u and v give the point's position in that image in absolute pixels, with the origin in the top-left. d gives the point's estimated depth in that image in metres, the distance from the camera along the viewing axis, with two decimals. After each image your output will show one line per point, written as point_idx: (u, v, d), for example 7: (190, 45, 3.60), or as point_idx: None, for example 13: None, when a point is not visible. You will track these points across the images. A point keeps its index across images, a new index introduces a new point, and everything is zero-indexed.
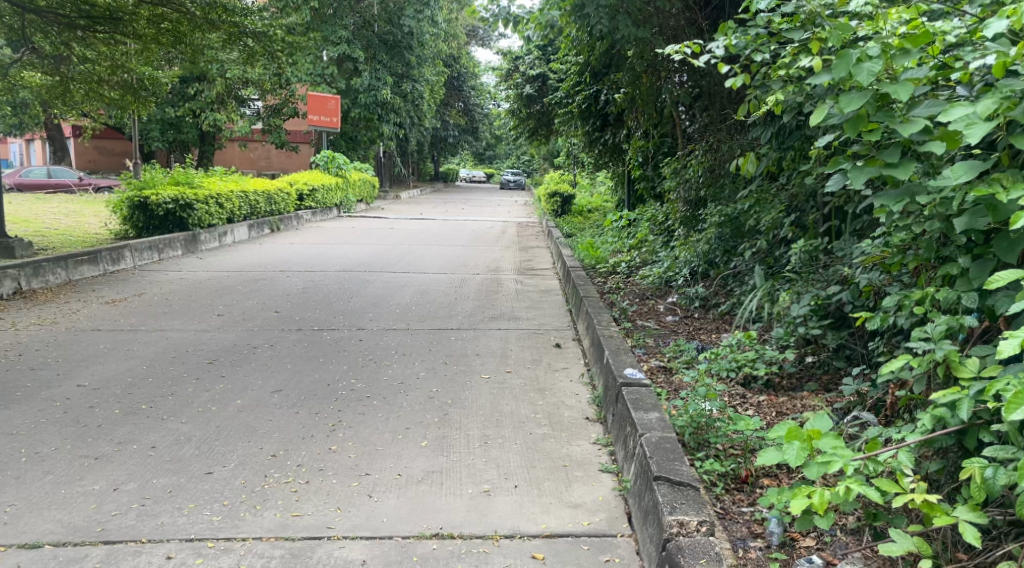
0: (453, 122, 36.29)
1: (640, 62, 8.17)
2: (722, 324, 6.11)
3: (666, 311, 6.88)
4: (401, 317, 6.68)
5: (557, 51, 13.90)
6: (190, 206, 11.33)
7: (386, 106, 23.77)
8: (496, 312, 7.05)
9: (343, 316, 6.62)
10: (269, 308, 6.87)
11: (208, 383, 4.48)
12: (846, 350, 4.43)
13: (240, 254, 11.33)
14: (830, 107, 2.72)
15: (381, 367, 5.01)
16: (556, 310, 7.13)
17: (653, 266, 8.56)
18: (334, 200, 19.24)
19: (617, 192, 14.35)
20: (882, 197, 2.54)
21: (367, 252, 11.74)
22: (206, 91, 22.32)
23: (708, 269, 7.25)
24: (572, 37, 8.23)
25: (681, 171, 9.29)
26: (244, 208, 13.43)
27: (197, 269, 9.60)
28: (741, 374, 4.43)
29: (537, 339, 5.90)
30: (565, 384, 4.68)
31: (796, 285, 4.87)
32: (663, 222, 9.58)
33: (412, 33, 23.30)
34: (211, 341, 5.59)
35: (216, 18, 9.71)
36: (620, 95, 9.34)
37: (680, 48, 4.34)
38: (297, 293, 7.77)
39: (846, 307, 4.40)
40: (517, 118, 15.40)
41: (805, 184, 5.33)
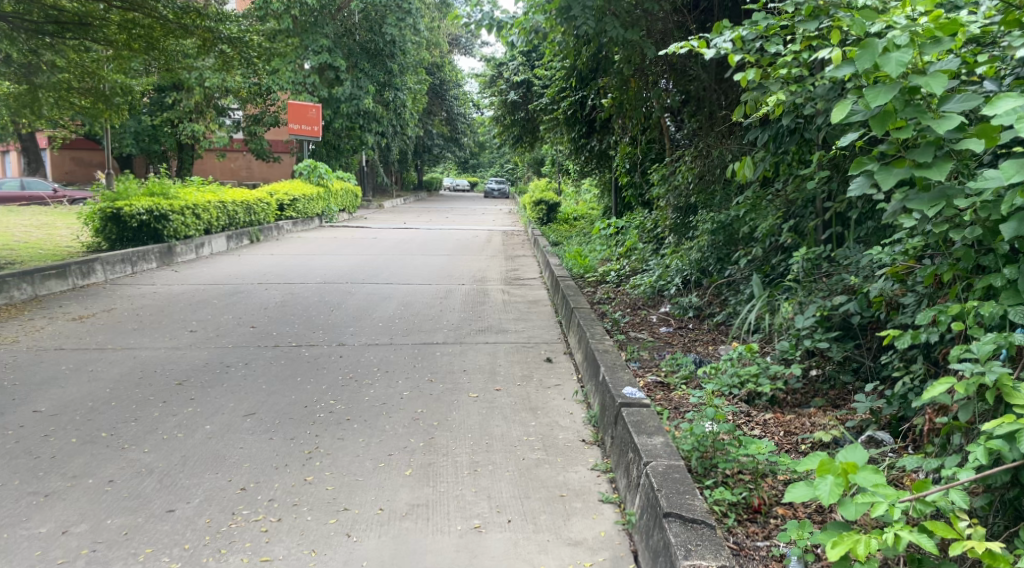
0: (436, 131, 36.05)
1: (628, 66, 7.98)
2: (718, 335, 5.89)
3: (659, 322, 6.65)
4: (384, 331, 6.40)
5: (541, 57, 13.70)
6: (166, 217, 10.98)
7: (368, 115, 23.49)
8: (483, 324, 6.79)
9: (323, 331, 6.34)
10: (245, 323, 6.58)
11: (175, 407, 4.19)
12: (852, 363, 4.18)
13: (217, 266, 10.99)
14: (851, 102, 2.50)
15: (362, 387, 4.72)
16: (545, 322, 6.88)
17: (643, 275, 8.35)
18: (315, 209, 18.92)
19: (604, 199, 14.13)
20: (915, 201, 2.33)
21: (350, 263, 11.46)
22: (184, 100, 21.95)
23: (701, 278, 7.02)
24: (557, 42, 8.02)
25: (670, 177, 9.08)
26: (222, 219, 13.12)
27: (171, 283, 9.28)
28: (744, 391, 4.18)
29: (526, 353, 5.64)
30: (558, 402, 4.41)
31: (798, 294, 4.64)
32: (652, 229, 9.35)
33: (393, 41, 22.98)
34: (181, 361, 5.29)
35: (190, 22, 9.52)
36: (608, 100, 9.13)
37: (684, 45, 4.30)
38: (276, 306, 7.48)
39: (853, 318, 4.15)
40: (501, 125, 15.18)
41: (805, 188, 5.11)
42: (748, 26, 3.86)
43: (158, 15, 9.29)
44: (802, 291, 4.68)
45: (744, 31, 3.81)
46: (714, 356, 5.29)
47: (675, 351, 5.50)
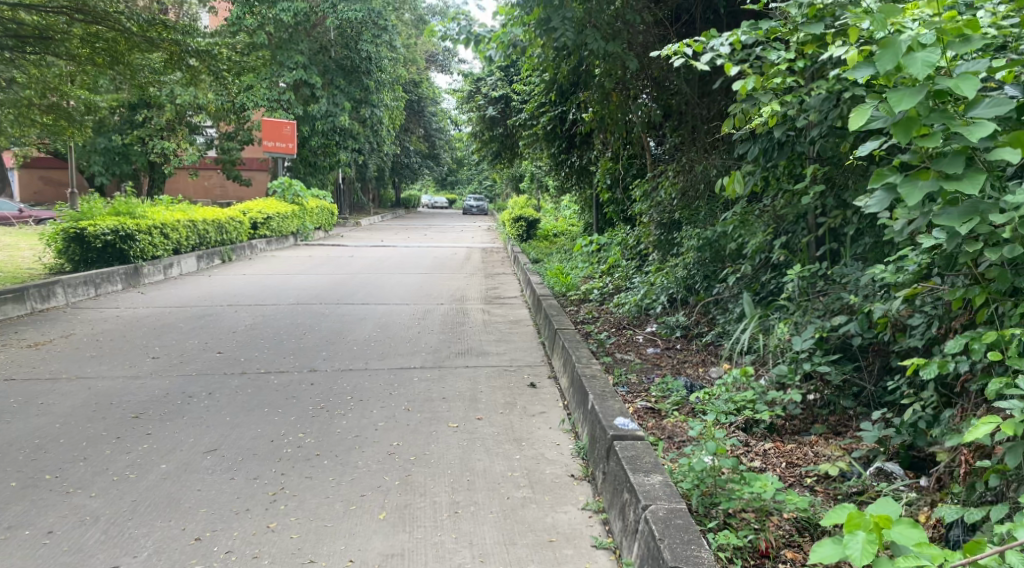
0: (413, 149, 35.81)
1: (609, 79, 7.82)
2: (707, 356, 5.68)
3: (646, 342, 6.41)
4: (359, 355, 6.12)
5: (519, 72, 13.53)
6: (132, 236, 10.68)
7: (344, 132, 23.27)
8: (463, 346, 6.52)
9: (294, 356, 6.05)
10: (211, 348, 6.29)
11: (129, 444, 3.89)
12: (853, 386, 3.95)
13: (186, 287, 10.66)
14: (871, 106, 2.37)
15: (334, 418, 4.43)
16: (527, 343, 6.63)
17: (627, 292, 8.15)
18: (290, 228, 18.60)
19: (584, 216, 13.96)
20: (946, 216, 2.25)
21: (325, 283, 11.16)
22: (156, 118, 21.58)
23: (689, 296, 6.82)
24: (536, 55, 7.83)
25: (653, 193, 8.90)
26: (193, 238, 12.80)
27: (137, 306, 8.96)
28: (742, 418, 3.93)
29: (509, 378, 5.38)
30: (543, 432, 4.14)
31: (793, 315, 4.42)
32: (635, 246, 9.19)
33: (370, 58, 22.71)
34: (140, 391, 4.99)
35: (156, 35, 9.32)
36: (588, 115, 8.95)
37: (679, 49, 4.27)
38: (245, 330, 7.18)
39: (853, 340, 3.92)
40: (480, 141, 15.01)
41: (797, 203, 4.92)
42: (747, 29, 3.84)
43: (122, 28, 9.07)
44: (798, 310, 4.44)
45: (743, 36, 3.80)
46: (706, 379, 5.08)
47: (664, 374, 5.28)
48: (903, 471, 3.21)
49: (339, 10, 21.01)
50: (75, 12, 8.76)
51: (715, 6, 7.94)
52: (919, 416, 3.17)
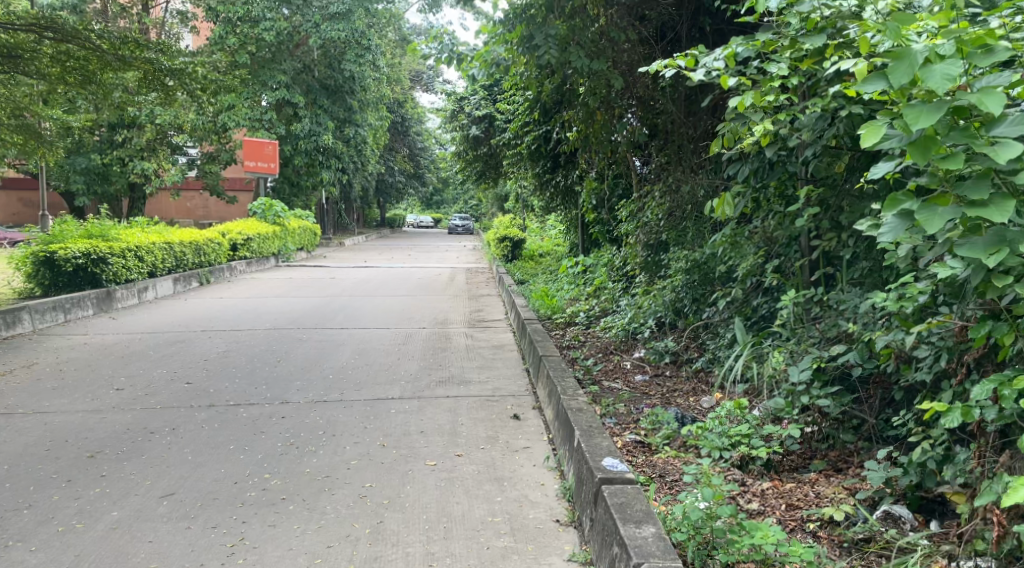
0: (399, 169, 35.65)
1: (593, 98, 7.65)
2: (698, 385, 5.47)
3: (634, 368, 6.19)
4: (335, 385, 5.86)
5: (504, 91, 13.39)
6: (105, 259, 10.39)
7: (328, 152, 23.08)
8: (445, 374, 6.27)
9: (267, 386, 5.79)
10: (180, 378, 6.02)
11: (80, 489, 3.66)
12: (852, 419, 3.75)
13: (161, 312, 10.38)
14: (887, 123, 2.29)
15: (304, 455, 4.18)
16: (511, 370, 6.39)
17: (614, 316, 7.96)
18: (271, 249, 18.32)
19: (569, 236, 13.78)
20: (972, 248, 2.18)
21: (305, 306, 10.90)
22: (136, 138, 21.26)
23: (678, 320, 6.62)
24: (519, 74, 7.66)
25: (639, 213, 8.71)
26: (169, 260, 12.50)
27: (107, 333, 8.68)
28: (736, 455, 3.70)
29: (491, 408, 5.15)
30: (527, 470, 3.90)
31: (787, 342, 4.22)
32: (621, 267, 9.00)
33: (353, 78, 22.53)
34: (100, 427, 4.73)
35: (128, 54, 9.05)
36: (572, 134, 8.78)
37: (667, 62, 4.12)
38: (217, 358, 6.91)
39: (854, 370, 3.71)
40: (463, 160, 14.82)
41: (789, 226, 4.75)
42: (743, 41, 3.65)
43: (93, 46, 8.87)
44: (792, 338, 4.24)
45: (738, 48, 3.60)
46: (697, 410, 4.86)
47: (653, 404, 5.07)
48: (912, 514, 3.01)
49: (322, 30, 20.55)
50: (44, 30, 8.66)
51: (700, 23, 7.79)
52: (929, 455, 2.96)
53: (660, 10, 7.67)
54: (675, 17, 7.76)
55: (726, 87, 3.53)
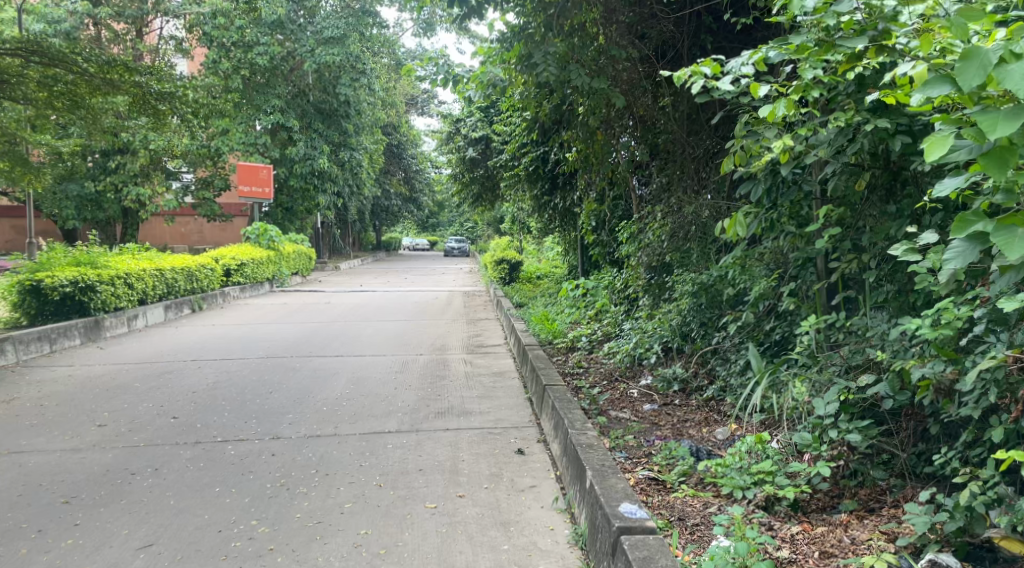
0: (395, 191, 35.49)
1: (594, 117, 7.47)
2: (710, 414, 5.21)
3: (641, 397, 5.90)
4: (329, 418, 5.59)
5: (501, 112, 13.22)
6: (93, 287, 10.13)
7: (323, 175, 22.91)
8: (443, 404, 5.99)
9: (257, 420, 5.53)
10: (165, 413, 5.74)
11: (50, 541, 3.40)
12: (882, 453, 3.51)
13: (150, 340, 10.11)
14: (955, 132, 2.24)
15: (295, 497, 3.91)
16: (514, 399, 6.12)
17: (617, 340, 7.71)
18: (265, 273, 18.05)
19: (568, 258, 13.52)
20: None
21: (300, 332, 10.63)
22: (129, 163, 21.00)
23: (687, 345, 6.37)
24: (517, 94, 7.48)
25: (641, 234, 8.49)
26: (160, 287, 12.23)
27: (94, 363, 8.41)
28: (762, 495, 3.44)
29: (493, 442, 4.87)
30: (534, 512, 3.65)
31: (808, 371, 3.98)
32: (623, 289, 8.76)
33: (348, 102, 22.42)
34: (78, 468, 4.47)
35: (116, 77, 8.82)
36: (572, 154, 8.57)
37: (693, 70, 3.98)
38: (206, 389, 6.65)
39: (884, 402, 3.48)
40: (460, 182, 14.61)
41: (806, 248, 4.53)
42: (776, 44, 3.55)
43: (81, 70, 8.67)
44: (814, 368, 3.98)
45: (769, 52, 3.52)
46: (711, 442, 4.61)
47: (665, 436, 4.80)
48: (959, 563, 2.75)
49: (316, 54, 20.18)
50: (30, 54, 8.43)
51: (703, 41, 7.59)
52: (977, 498, 2.74)
53: (662, 28, 7.49)
54: (678, 35, 7.55)
55: (760, 95, 3.41)
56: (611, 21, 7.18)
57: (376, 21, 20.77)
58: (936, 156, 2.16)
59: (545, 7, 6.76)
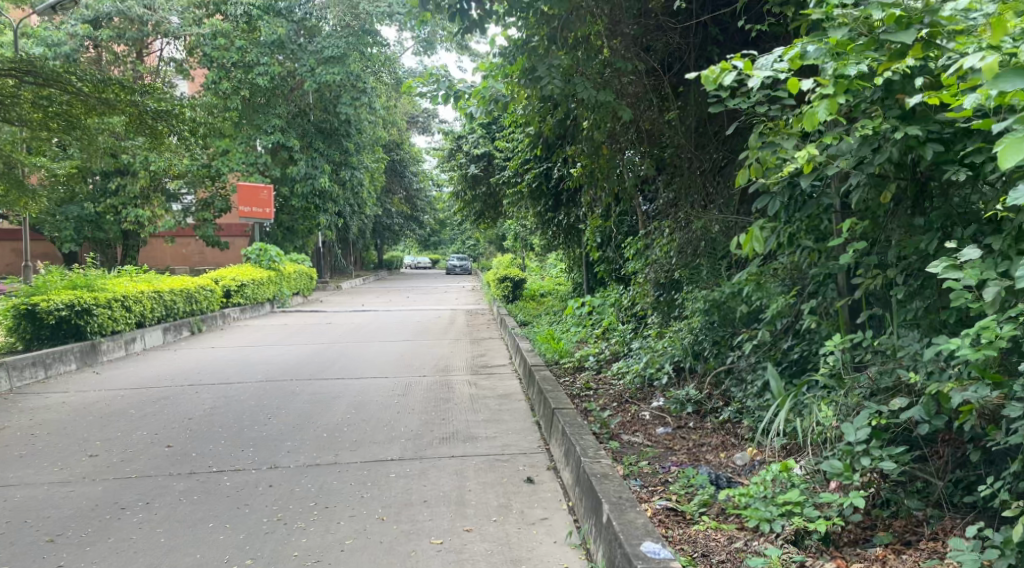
0: (396, 210, 35.39)
1: (599, 131, 7.31)
2: (727, 439, 5.00)
3: (654, 419, 5.69)
4: (330, 445, 5.38)
5: (503, 129, 13.10)
6: (89, 311, 9.96)
7: (324, 195, 22.82)
8: (448, 429, 5.78)
9: (255, 449, 5.32)
10: (159, 441, 5.54)
11: None
12: (915, 481, 3.30)
13: (148, 364, 9.92)
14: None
15: (293, 533, 3.72)
16: (521, 423, 5.91)
17: (625, 360, 7.51)
18: (266, 294, 17.87)
19: (572, 275, 13.34)
20: None
21: (300, 354, 10.43)
22: (129, 185, 20.89)
23: (699, 364, 6.17)
24: (520, 109, 7.33)
25: (647, 251, 8.31)
26: (159, 309, 12.04)
27: (89, 388, 8.22)
28: (791, 529, 3.22)
29: (501, 470, 4.65)
30: (546, 549, 3.45)
31: (833, 394, 3.78)
32: (631, 307, 8.57)
33: (349, 121, 22.36)
34: (66, 503, 4.28)
35: (111, 96, 8.70)
36: (577, 169, 8.40)
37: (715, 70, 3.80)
38: (203, 415, 6.44)
39: (919, 426, 3.27)
40: (461, 200, 14.48)
41: (826, 264, 4.34)
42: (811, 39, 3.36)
43: (76, 89, 8.57)
44: (840, 390, 3.78)
45: (806, 47, 3.33)
46: (731, 469, 4.40)
47: (682, 462, 4.59)
48: None
49: (316, 74, 20.01)
50: (24, 74, 8.34)
51: (710, 53, 7.38)
52: None
53: (669, 41, 7.32)
54: (686, 47, 7.36)
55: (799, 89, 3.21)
56: (615, 33, 7.03)
57: (376, 40, 20.65)
58: (1014, 160, 2.15)
59: (548, 20, 6.63)
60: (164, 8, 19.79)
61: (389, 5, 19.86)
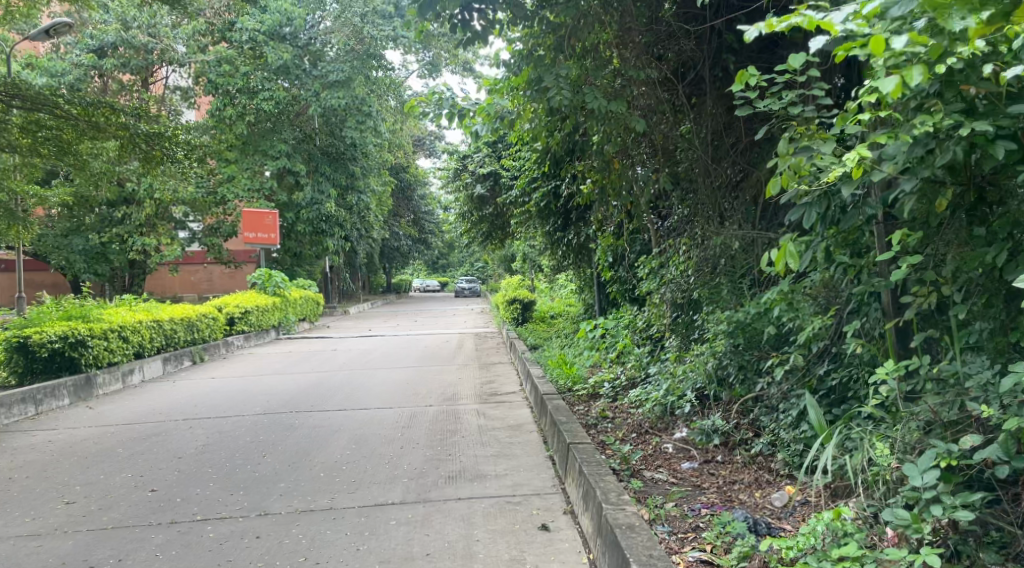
0: (404, 233, 35.17)
1: (609, 145, 6.93)
2: (761, 477, 4.55)
3: (677, 453, 5.26)
4: (326, 487, 4.97)
5: (510, 147, 12.78)
6: (84, 342, 9.57)
7: (330, 220, 22.58)
8: (454, 466, 5.34)
9: (245, 492, 4.93)
10: (143, 485, 5.15)
11: None
12: (989, 528, 2.85)
13: (144, 397, 9.54)
14: None
15: None
16: (533, 457, 5.49)
17: (643, 386, 7.09)
18: (271, 320, 17.53)
19: (583, 295, 12.95)
20: None
21: (303, 383, 10.05)
22: (134, 214, 20.63)
23: (724, 391, 5.73)
24: (526, 126, 6.98)
25: (662, 270, 7.91)
26: (158, 339, 11.68)
27: (81, 424, 7.86)
28: None
29: (513, 515, 4.23)
30: None
31: (888, 430, 3.36)
32: (647, 328, 8.16)
33: (354, 145, 22.17)
34: (31, 562, 3.92)
35: (101, 119, 8.41)
36: (586, 186, 8.03)
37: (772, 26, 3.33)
38: (193, 453, 6.06)
39: (997, 467, 2.84)
40: (469, 222, 14.15)
41: (869, 281, 3.91)
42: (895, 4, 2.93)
43: (64, 112, 8.32)
44: (895, 423, 3.37)
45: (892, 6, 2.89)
46: (769, 511, 3.99)
47: (714, 503, 4.18)
48: None
49: (322, 98, 19.77)
50: (11, 98, 8.12)
51: (725, 61, 6.89)
52: None
53: (682, 49, 6.94)
54: (700, 57, 6.96)
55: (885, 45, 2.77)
56: (626, 41, 6.63)
57: (381, 64, 20.29)
58: None
59: (554, 28, 6.28)
60: (169, 35, 19.51)
61: (393, 28, 19.60)
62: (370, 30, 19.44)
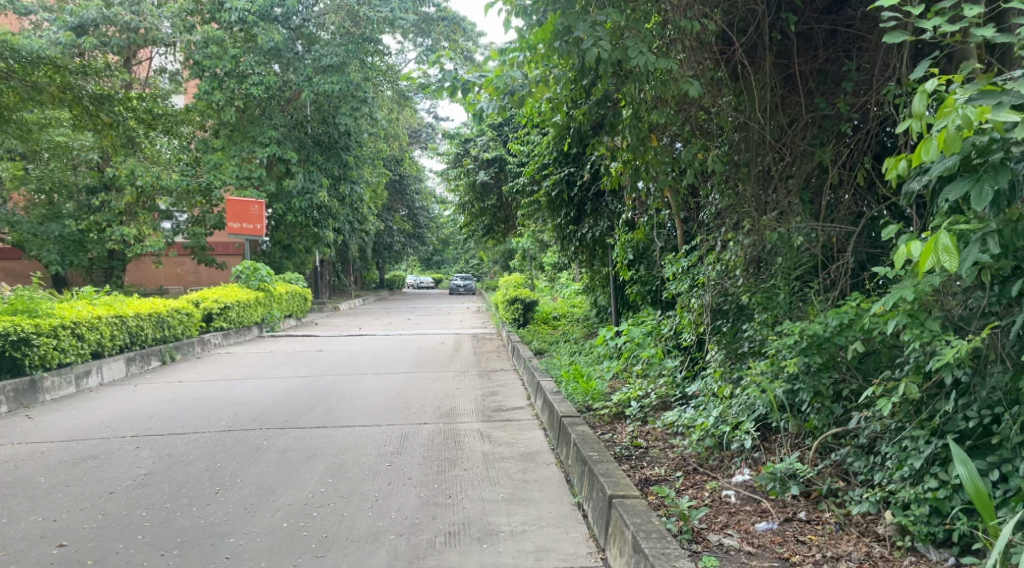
0: (397, 228, 33.99)
1: (645, 117, 5.74)
2: (874, 556, 3.39)
3: (744, 503, 4.09)
4: (287, 545, 3.79)
5: (516, 130, 11.54)
6: (28, 341, 8.33)
7: (323, 210, 21.31)
8: (456, 516, 4.16)
9: (182, 552, 3.76)
10: (53, 538, 3.99)
11: None
12: None
13: (94, 405, 8.30)
14: None
15: None
16: (556, 506, 4.31)
17: (680, 409, 5.90)
18: (254, 317, 16.30)
19: (592, 295, 11.76)
20: None
21: (279, 391, 8.83)
22: (113, 200, 18.99)
23: (796, 422, 4.52)
24: (548, 96, 5.81)
25: (698, 266, 6.72)
26: (122, 337, 10.45)
27: (9, 439, 6.63)
28: None
29: None
30: None
31: None
32: (680, 335, 6.95)
33: (348, 133, 20.97)
34: None
35: (42, 79, 7.18)
36: (613, 167, 6.84)
37: None
38: (129, 487, 4.87)
39: None
40: (469, 214, 12.98)
41: None
42: None
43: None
44: None
45: None
46: None
47: None
48: None
49: (314, 83, 18.37)
50: None
51: (784, 23, 5.64)
52: None
53: (736, 4, 5.63)
54: (758, 14, 5.65)
55: None
56: None
57: (376, 48, 19.10)
58: None
59: None
60: (153, 14, 17.89)
61: (391, 10, 18.26)
62: (366, 12, 18.08)
